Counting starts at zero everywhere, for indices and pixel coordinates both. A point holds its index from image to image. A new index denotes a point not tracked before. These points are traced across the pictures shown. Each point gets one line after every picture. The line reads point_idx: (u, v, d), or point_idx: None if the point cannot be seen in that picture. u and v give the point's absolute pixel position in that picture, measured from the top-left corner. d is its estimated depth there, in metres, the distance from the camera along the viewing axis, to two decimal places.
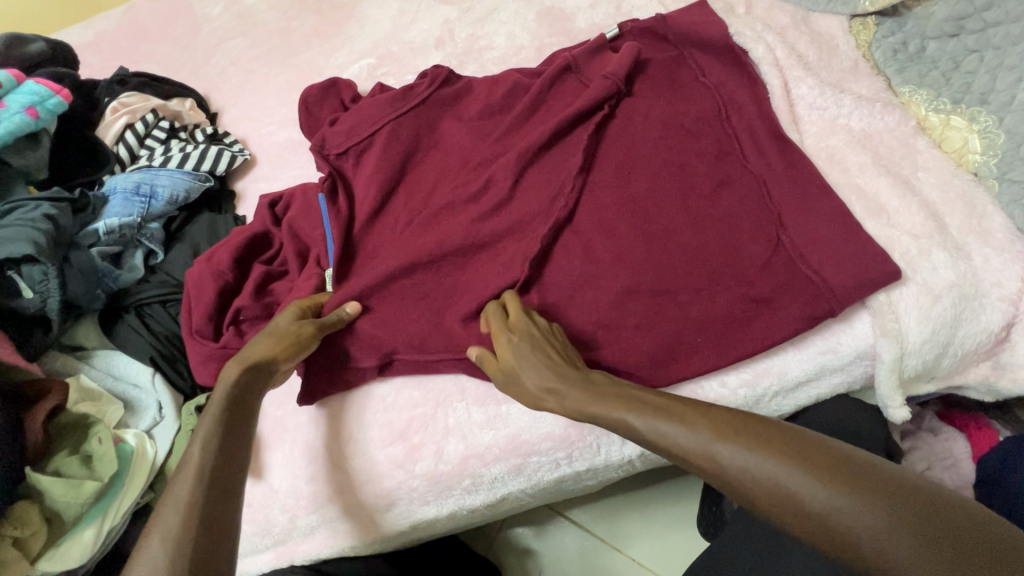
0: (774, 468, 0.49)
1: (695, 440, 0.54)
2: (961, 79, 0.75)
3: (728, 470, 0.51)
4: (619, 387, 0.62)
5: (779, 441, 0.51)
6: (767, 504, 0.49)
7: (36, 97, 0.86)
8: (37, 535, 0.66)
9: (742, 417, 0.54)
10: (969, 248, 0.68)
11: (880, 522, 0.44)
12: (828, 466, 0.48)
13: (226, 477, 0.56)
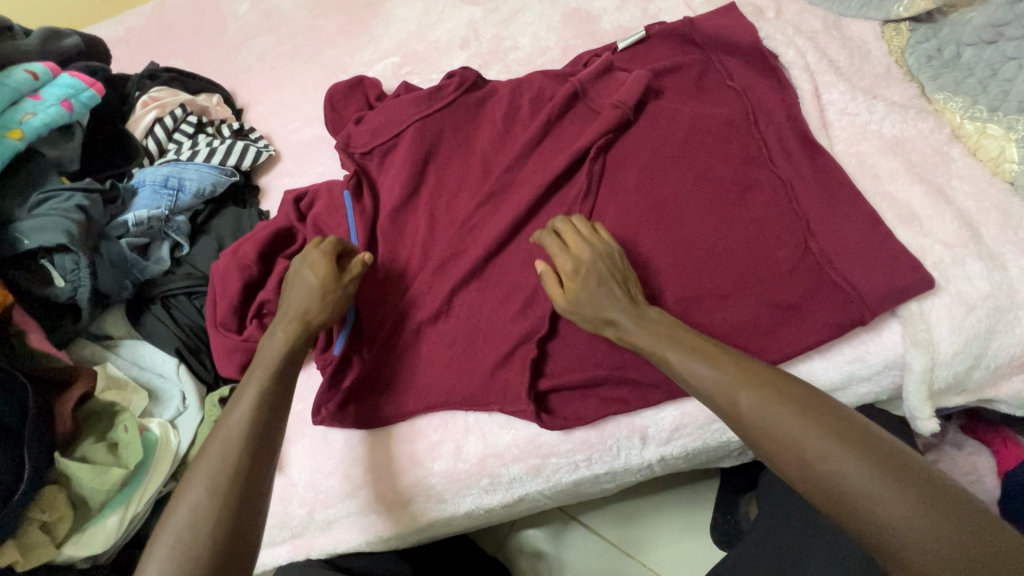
0: (849, 460, 0.50)
1: (768, 411, 0.55)
2: (998, 86, 0.73)
3: (794, 448, 0.52)
4: (702, 343, 0.62)
5: (861, 436, 0.52)
6: (825, 489, 0.50)
7: (71, 90, 0.89)
8: (64, 520, 0.68)
9: (827, 404, 0.55)
10: (1004, 258, 0.67)
11: (866, 477, 0.49)
12: (902, 471, 0.49)
13: (255, 482, 0.58)
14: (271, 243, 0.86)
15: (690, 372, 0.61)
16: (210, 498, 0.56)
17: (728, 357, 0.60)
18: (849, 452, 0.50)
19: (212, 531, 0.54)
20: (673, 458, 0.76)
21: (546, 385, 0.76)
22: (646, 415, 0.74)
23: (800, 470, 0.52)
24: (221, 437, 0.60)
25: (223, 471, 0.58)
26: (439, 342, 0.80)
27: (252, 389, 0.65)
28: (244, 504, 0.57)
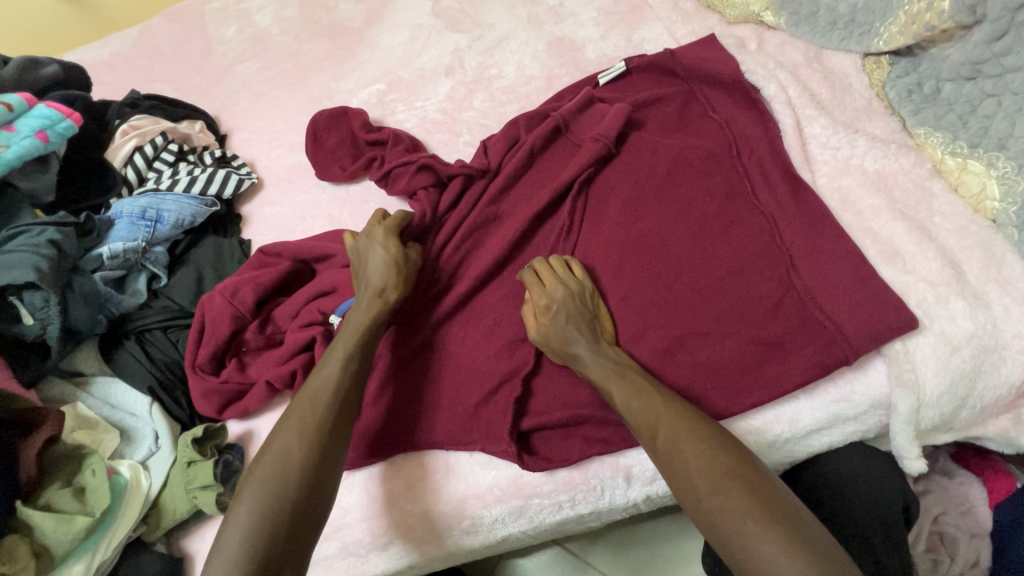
0: (760, 530, 0.53)
1: (698, 470, 0.58)
2: (977, 122, 0.73)
3: (715, 510, 0.56)
4: (655, 393, 0.64)
5: (776, 508, 0.54)
6: (736, 550, 0.54)
7: (47, 121, 0.87)
8: (25, 572, 0.65)
9: (754, 470, 0.58)
10: (988, 297, 0.66)
11: (769, 540, 0.52)
12: (806, 545, 0.52)
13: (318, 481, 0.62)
14: (270, 287, 0.86)
15: (636, 424, 0.63)
16: (285, 480, 0.61)
17: (673, 412, 0.62)
18: (762, 521, 0.53)
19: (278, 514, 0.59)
20: (658, 496, 0.75)
21: (528, 424, 0.74)
22: (630, 454, 0.73)
23: (716, 530, 0.55)
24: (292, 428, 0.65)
25: (296, 459, 0.63)
26: (422, 378, 0.79)
27: (328, 370, 0.69)
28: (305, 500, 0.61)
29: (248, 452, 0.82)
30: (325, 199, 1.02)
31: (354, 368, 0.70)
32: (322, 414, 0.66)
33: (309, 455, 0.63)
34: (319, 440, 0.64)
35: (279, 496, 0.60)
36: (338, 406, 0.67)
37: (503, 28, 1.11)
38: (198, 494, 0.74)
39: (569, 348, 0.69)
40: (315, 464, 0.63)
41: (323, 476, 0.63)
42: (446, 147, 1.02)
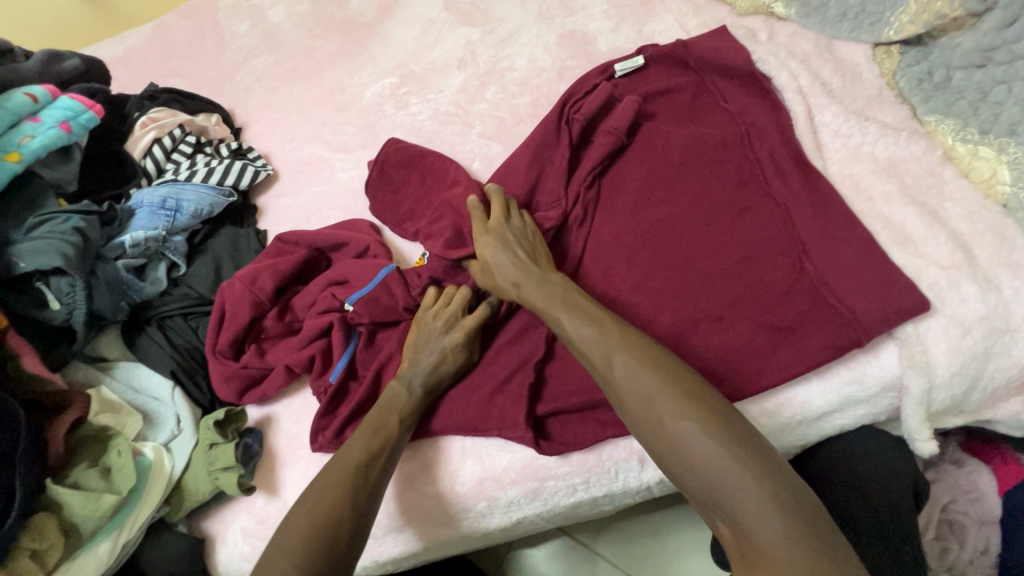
0: (711, 450, 0.54)
1: (650, 396, 0.59)
2: (988, 109, 0.74)
3: (668, 435, 0.57)
4: (613, 325, 0.65)
5: (724, 431, 0.55)
6: (686, 470, 0.55)
7: (70, 112, 0.89)
8: (54, 548, 0.66)
9: (707, 396, 0.58)
10: (999, 281, 0.67)
11: (718, 452, 0.54)
12: (752, 463, 0.53)
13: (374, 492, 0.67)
14: (289, 276, 0.88)
15: (592, 357, 0.64)
16: (322, 534, 0.61)
17: (627, 340, 0.63)
18: (712, 443, 0.54)
19: (338, 520, 0.62)
20: (671, 480, 0.76)
21: (544, 409, 0.75)
22: None
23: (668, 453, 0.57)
24: (359, 443, 0.70)
25: (333, 517, 0.62)
26: None
27: (366, 439, 0.70)
28: (361, 506, 0.64)
29: (266, 437, 0.84)
30: (340, 190, 1.04)
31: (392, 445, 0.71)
32: (359, 479, 0.66)
33: (346, 514, 0.63)
34: (356, 502, 0.64)
35: (316, 551, 0.59)
36: (374, 474, 0.68)
37: (514, 21, 1.12)
38: (220, 476, 0.76)
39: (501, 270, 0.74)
40: (350, 526, 0.63)
41: (356, 535, 0.63)
42: (459, 139, 1.03)
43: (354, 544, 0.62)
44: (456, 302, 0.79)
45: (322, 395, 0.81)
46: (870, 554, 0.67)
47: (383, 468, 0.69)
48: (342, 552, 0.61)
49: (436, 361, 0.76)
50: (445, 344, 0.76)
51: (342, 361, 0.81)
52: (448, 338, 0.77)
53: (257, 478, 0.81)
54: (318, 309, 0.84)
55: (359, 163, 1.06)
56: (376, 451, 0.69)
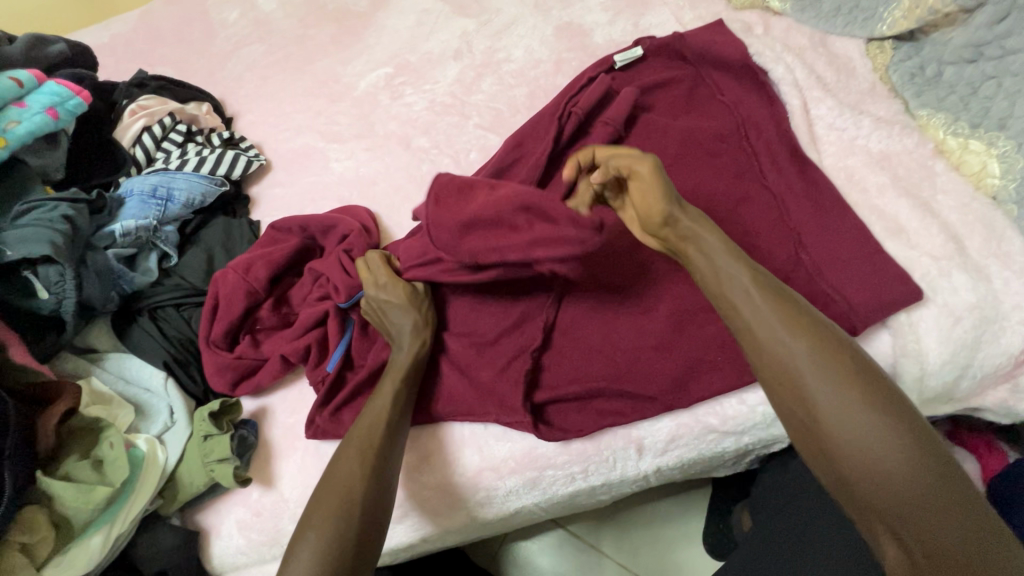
0: (853, 409, 0.51)
1: (808, 349, 0.55)
2: (979, 103, 0.75)
3: (809, 392, 0.53)
4: (764, 276, 0.60)
5: (884, 391, 0.52)
6: (822, 426, 0.52)
7: (57, 99, 0.86)
8: (45, 541, 0.65)
9: (852, 353, 0.55)
10: (989, 271, 0.68)
11: (865, 415, 0.51)
12: (903, 428, 0.51)
13: (380, 490, 0.64)
14: (283, 266, 0.87)
15: (729, 301, 0.60)
16: (344, 500, 0.63)
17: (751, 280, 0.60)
18: (855, 402, 0.52)
19: (348, 533, 0.61)
20: (668, 468, 0.76)
21: (543, 397, 0.76)
22: (642, 426, 0.74)
23: (798, 406, 0.54)
24: (350, 446, 0.67)
25: (343, 514, 0.62)
26: (436, 355, 0.80)
27: (378, 405, 0.70)
28: (368, 511, 0.63)
29: (261, 428, 0.83)
30: (334, 180, 1.03)
31: (401, 403, 0.71)
32: (371, 441, 0.67)
33: (362, 477, 0.64)
34: (371, 465, 0.65)
35: (341, 517, 0.61)
36: (383, 433, 0.68)
37: (511, 12, 1.12)
38: (216, 468, 0.75)
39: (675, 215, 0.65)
40: (358, 531, 0.61)
41: (379, 496, 0.64)
42: (455, 130, 1.03)
43: (380, 503, 0.64)
44: (374, 267, 0.79)
45: (318, 385, 0.81)
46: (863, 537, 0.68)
47: (395, 426, 0.69)
48: (366, 514, 0.62)
49: (397, 323, 0.76)
50: (391, 305, 0.76)
51: (338, 351, 0.81)
52: (388, 301, 0.76)
53: (253, 470, 0.80)
54: (317, 295, 0.85)
55: (354, 153, 1.05)
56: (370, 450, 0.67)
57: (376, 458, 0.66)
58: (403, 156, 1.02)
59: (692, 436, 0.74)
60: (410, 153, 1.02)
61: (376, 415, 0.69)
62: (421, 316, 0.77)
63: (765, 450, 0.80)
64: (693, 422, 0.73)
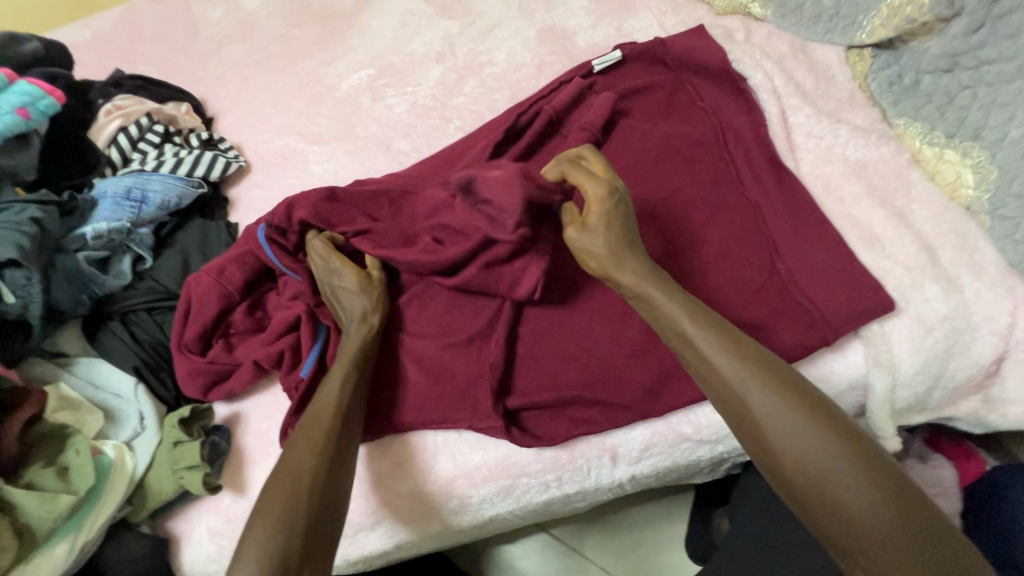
0: (851, 485, 0.52)
1: (804, 431, 0.55)
2: (954, 114, 0.75)
3: (809, 473, 0.54)
4: (746, 345, 0.61)
5: (877, 464, 0.53)
6: (822, 506, 0.53)
7: (27, 98, 0.85)
8: (6, 550, 0.64)
9: (840, 423, 0.56)
10: (960, 281, 0.69)
11: (849, 472, 0.53)
12: (897, 498, 0.52)
13: (332, 478, 0.64)
14: (258, 268, 0.85)
15: (722, 374, 0.59)
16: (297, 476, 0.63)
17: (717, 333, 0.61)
18: (850, 479, 0.52)
19: (298, 520, 0.60)
20: (643, 476, 0.76)
21: (516, 403, 0.75)
22: (617, 434, 0.74)
23: (798, 487, 0.54)
24: (303, 432, 0.67)
25: (290, 501, 0.61)
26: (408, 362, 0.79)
27: (329, 392, 0.70)
28: (320, 498, 0.62)
29: (234, 435, 0.82)
30: (313, 183, 1.02)
31: (353, 386, 0.71)
32: (331, 421, 0.67)
33: (315, 457, 0.64)
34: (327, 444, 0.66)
35: (290, 491, 0.62)
36: (344, 415, 0.68)
37: (494, 15, 1.11)
38: (185, 475, 0.74)
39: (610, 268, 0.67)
40: (307, 518, 0.61)
41: (331, 474, 0.64)
42: (436, 133, 1.02)
43: (330, 481, 0.64)
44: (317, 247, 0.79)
45: (291, 392, 0.80)
46: None
47: (349, 409, 0.69)
48: (315, 498, 0.62)
49: (350, 298, 0.76)
50: (345, 282, 0.77)
51: (312, 357, 0.79)
52: (338, 275, 0.77)
53: (224, 477, 0.79)
54: (291, 296, 0.83)
55: (333, 156, 1.04)
56: (320, 438, 0.66)
57: (333, 440, 0.66)
58: (383, 159, 1.02)
59: (666, 445, 0.74)
60: (390, 156, 1.01)
61: (328, 403, 0.69)
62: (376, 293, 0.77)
63: (741, 458, 0.80)
64: (666, 430, 0.73)
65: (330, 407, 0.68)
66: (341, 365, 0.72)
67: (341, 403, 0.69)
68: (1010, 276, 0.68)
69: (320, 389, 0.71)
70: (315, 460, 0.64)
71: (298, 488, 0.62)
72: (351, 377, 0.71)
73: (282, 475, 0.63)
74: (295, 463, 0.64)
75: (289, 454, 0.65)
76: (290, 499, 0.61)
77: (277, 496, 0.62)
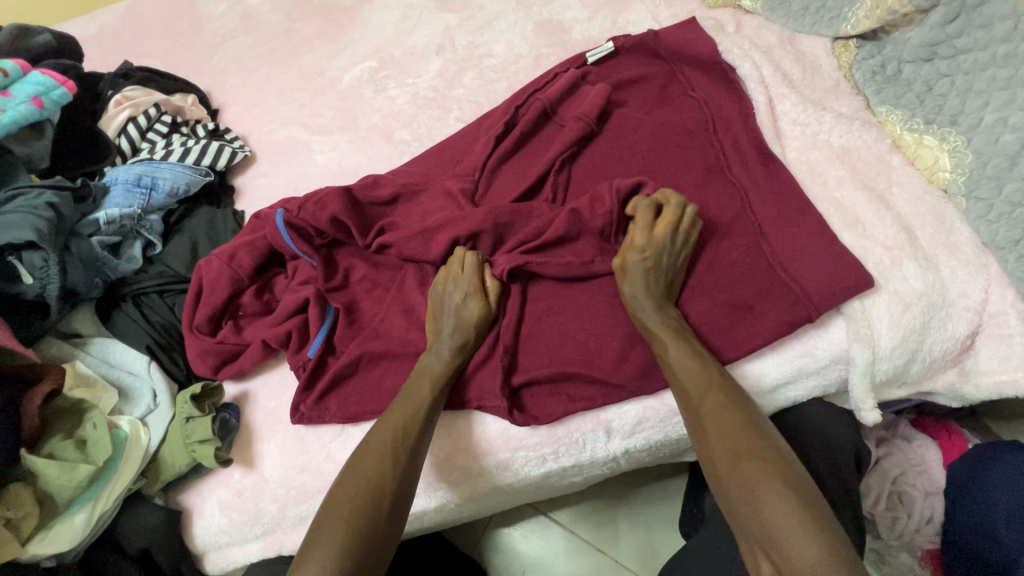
0: (767, 484, 0.56)
1: (742, 446, 0.59)
2: (933, 101, 0.79)
3: (738, 474, 0.58)
4: (712, 365, 0.67)
5: (800, 480, 0.56)
6: (738, 500, 0.57)
7: (42, 88, 0.88)
8: (29, 517, 0.67)
9: (772, 439, 0.60)
10: (937, 260, 0.72)
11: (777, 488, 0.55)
12: (814, 516, 0.54)
13: (403, 492, 0.66)
14: (267, 255, 0.88)
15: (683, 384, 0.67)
16: (370, 495, 0.64)
17: (693, 352, 0.68)
18: (764, 478, 0.56)
19: (373, 531, 0.62)
20: (636, 450, 0.79)
21: (518, 380, 0.78)
22: (611, 408, 0.77)
23: (726, 485, 0.58)
24: (382, 438, 0.68)
25: (368, 509, 0.63)
26: (410, 343, 0.82)
27: (411, 404, 0.71)
28: (393, 509, 0.64)
29: (243, 412, 0.85)
30: (317, 172, 1.05)
31: (432, 408, 0.72)
32: (399, 442, 0.68)
33: (391, 473, 0.65)
34: (397, 463, 0.66)
35: (365, 511, 0.62)
36: (413, 434, 0.69)
37: (493, 8, 1.14)
38: (197, 448, 0.77)
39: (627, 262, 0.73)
40: (381, 530, 0.62)
41: (401, 493, 0.65)
42: (437, 123, 1.05)
43: (401, 500, 0.65)
44: (468, 264, 0.79)
45: (300, 370, 0.83)
46: None
47: (424, 431, 0.70)
48: (390, 512, 0.64)
49: (455, 329, 0.76)
50: (465, 310, 0.77)
51: (319, 337, 0.83)
52: (466, 301, 0.77)
53: (235, 452, 0.83)
54: (300, 280, 0.87)
55: (337, 145, 1.07)
56: (400, 449, 0.67)
57: (404, 461, 0.67)
58: (385, 148, 1.05)
59: (657, 419, 0.77)
60: (392, 146, 1.05)
61: (408, 417, 0.70)
62: (475, 338, 0.77)
63: None
64: (658, 405, 0.76)
65: (415, 421, 0.70)
66: (427, 383, 0.73)
67: (422, 420, 0.70)
68: (984, 255, 0.72)
69: (401, 400, 0.72)
70: (391, 471, 0.66)
71: (375, 496, 0.64)
72: (432, 397, 0.72)
73: (359, 479, 0.65)
74: (372, 469, 0.66)
75: (367, 458, 0.66)
76: (366, 506, 0.63)
77: (354, 499, 0.63)
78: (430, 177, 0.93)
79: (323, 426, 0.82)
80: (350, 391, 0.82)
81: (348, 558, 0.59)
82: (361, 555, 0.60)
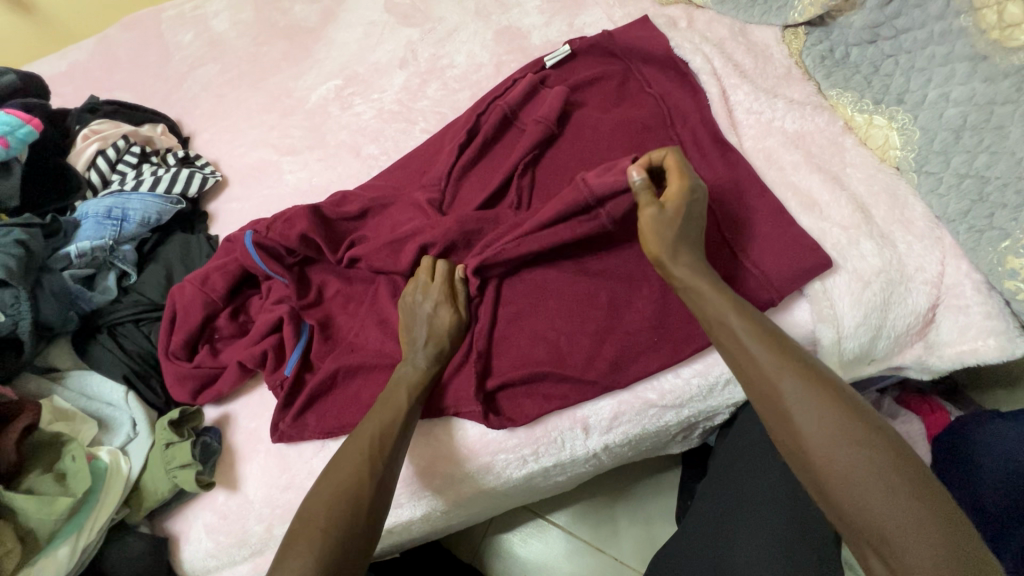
0: (872, 478, 0.52)
1: (836, 436, 0.54)
2: (880, 81, 0.81)
3: (839, 470, 0.53)
4: (784, 344, 0.61)
5: (910, 469, 0.52)
6: (840, 496, 0.53)
7: (8, 127, 0.89)
8: (11, 554, 0.67)
9: (869, 419, 0.55)
10: (894, 236, 0.73)
11: (886, 484, 0.51)
12: (932, 509, 0.50)
13: (382, 498, 0.66)
14: (240, 276, 0.89)
15: (760, 369, 0.60)
16: (349, 502, 0.64)
17: (758, 330, 0.62)
18: (868, 470, 0.52)
19: (350, 536, 0.62)
20: (615, 445, 0.80)
21: (493, 384, 0.78)
22: (587, 406, 0.78)
23: (819, 478, 0.55)
24: (360, 446, 0.69)
25: (346, 515, 0.63)
26: (385, 355, 0.83)
27: (385, 412, 0.72)
28: (372, 514, 0.65)
29: (225, 435, 0.86)
30: (288, 192, 1.06)
31: (408, 417, 0.72)
32: (376, 450, 0.68)
33: (369, 480, 0.66)
34: (374, 471, 0.67)
35: (343, 520, 0.63)
36: (390, 441, 0.69)
37: (453, 20, 1.16)
38: (178, 473, 0.77)
39: (669, 263, 0.69)
40: (359, 537, 0.63)
41: (378, 501, 0.66)
42: (404, 136, 1.07)
43: (380, 508, 0.66)
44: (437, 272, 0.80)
45: (278, 389, 0.83)
46: (800, 500, 0.72)
47: (400, 439, 0.70)
48: (369, 518, 0.64)
49: (429, 338, 0.76)
50: (436, 317, 0.77)
51: (295, 355, 0.83)
52: (436, 310, 0.77)
53: (218, 475, 0.83)
54: (274, 299, 0.88)
55: (307, 164, 1.08)
56: (377, 457, 0.68)
57: (381, 469, 0.67)
58: (354, 164, 1.06)
59: (633, 412, 0.77)
60: (360, 161, 1.06)
61: (385, 422, 0.71)
62: (450, 346, 0.77)
63: (709, 423, 0.86)
64: (632, 398, 0.77)
65: (393, 427, 0.70)
66: (402, 391, 0.74)
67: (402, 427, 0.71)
68: (937, 228, 0.74)
69: (376, 408, 0.73)
70: (370, 478, 0.66)
71: (354, 502, 0.64)
72: (407, 404, 0.72)
73: (337, 487, 0.65)
74: (349, 476, 0.66)
75: (345, 464, 0.67)
76: (344, 511, 0.63)
77: (333, 506, 0.64)
78: (398, 189, 0.93)
79: (304, 443, 0.82)
80: (328, 407, 0.82)
81: (326, 565, 0.59)
82: (342, 562, 0.60)
